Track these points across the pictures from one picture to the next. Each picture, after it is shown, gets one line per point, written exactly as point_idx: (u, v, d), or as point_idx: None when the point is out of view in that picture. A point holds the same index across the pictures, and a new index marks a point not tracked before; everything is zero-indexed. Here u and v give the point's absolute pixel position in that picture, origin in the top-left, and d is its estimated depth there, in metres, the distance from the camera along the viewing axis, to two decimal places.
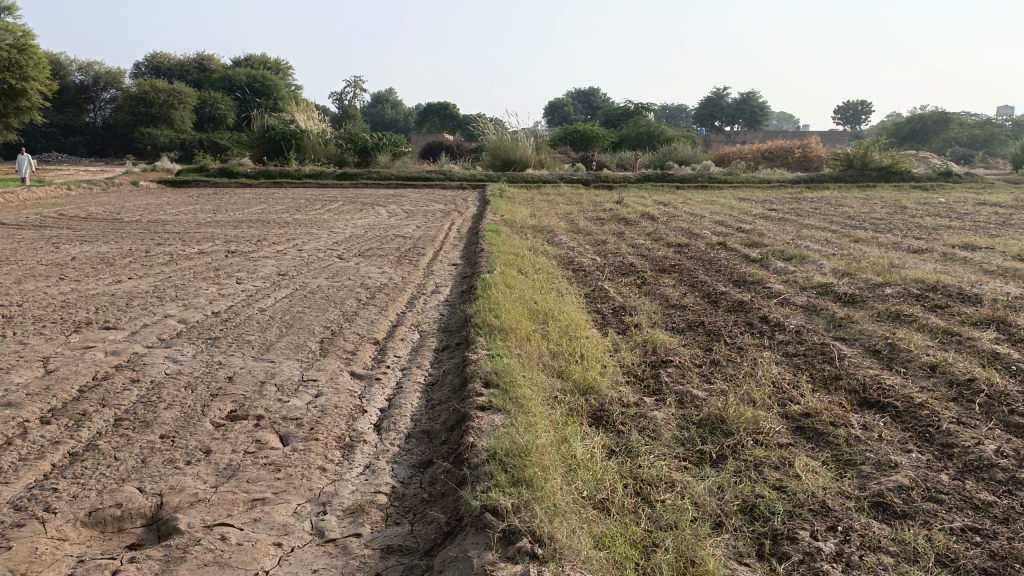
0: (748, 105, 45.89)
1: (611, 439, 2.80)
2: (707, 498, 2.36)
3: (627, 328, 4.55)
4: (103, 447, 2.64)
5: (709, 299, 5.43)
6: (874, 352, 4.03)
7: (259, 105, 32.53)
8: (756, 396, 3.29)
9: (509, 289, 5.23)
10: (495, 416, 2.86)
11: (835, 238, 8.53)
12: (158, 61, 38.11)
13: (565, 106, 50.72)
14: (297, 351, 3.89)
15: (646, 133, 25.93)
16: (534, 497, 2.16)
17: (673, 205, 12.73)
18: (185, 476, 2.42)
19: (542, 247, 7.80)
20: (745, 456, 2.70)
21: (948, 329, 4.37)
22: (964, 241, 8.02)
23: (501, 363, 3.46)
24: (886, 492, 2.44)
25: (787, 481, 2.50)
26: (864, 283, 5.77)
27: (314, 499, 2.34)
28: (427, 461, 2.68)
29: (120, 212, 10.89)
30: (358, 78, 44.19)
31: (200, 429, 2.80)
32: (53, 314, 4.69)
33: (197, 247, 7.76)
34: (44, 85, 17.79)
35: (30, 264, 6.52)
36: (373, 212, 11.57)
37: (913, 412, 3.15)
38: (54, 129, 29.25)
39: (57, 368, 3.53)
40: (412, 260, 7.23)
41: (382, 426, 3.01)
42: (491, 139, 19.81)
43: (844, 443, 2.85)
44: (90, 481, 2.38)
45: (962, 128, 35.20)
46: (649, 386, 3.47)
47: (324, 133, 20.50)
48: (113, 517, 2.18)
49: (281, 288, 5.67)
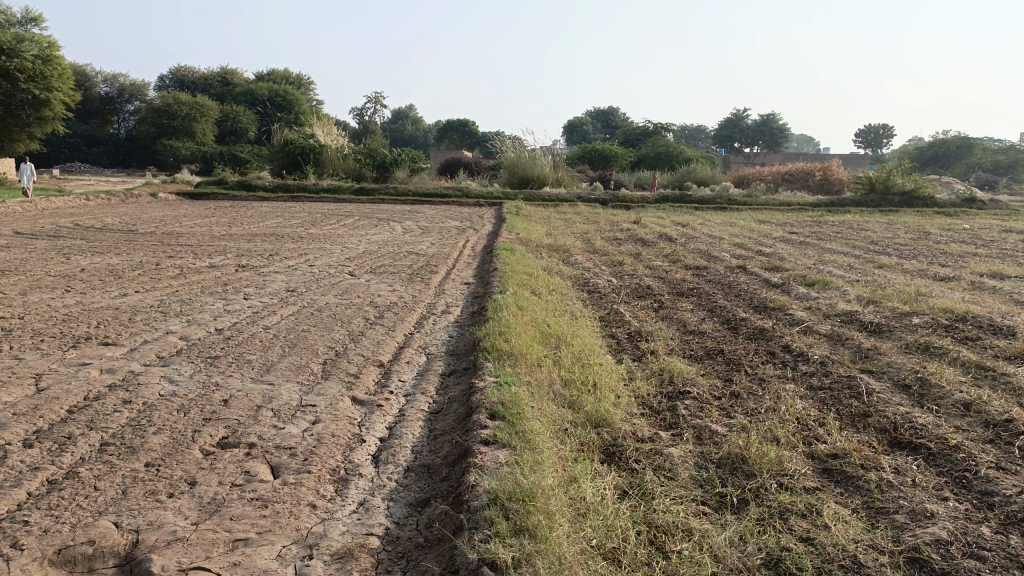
0: (768, 127, 45.73)
1: (624, 479, 2.62)
2: (728, 549, 2.17)
3: (642, 355, 4.36)
4: (83, 475, 2.49)
5: (728, 325, 5.23)
6: (903, 387, 3.81)
7: (280, 119, 32.81)
8: (779, 433, 3.09)
9: (521, 311, 5.06)
10: (500, 452, 2.68)
11: (859, 263, 8.30)
12: (182, 74, 38.51)
13: (584, 124, 50.75)
14: (298, 373, 3.73)
15: (665, 153, 25.74)
16: (537, 550, 1.98)
17: (692, 226, 12.57)
18: (165, 510, 2.26)
19: (557, 267, 7.63)
20: (769, 502, 2.49)
21: (981, 363, 4.15)
22: (992, 269, 7.77)
23: (509, 392, 3.28)
24: (923, 546, 2.23)
25: (815, 533, 2.29)
26: (891, 311, 5.56)
27: (300, 541, 2.17)
28: (425, 500, 2.51)
29: (135, 223, 10.85)
30: (378, 94, 44.31)
31: (187, 457, 2.65)
32: (53, 328, 4.56)
33: (208, 261, 7.66)
34: (68, 96, 17.85)
35: (39, 274, 6.46)
36: (388, 228, 11.45)
37: (948, 455, 2.94)
38: (78, 139, 29.74)
39: (48, 386, 3.39)
40: (423, 278, 7.08)
41: (380, 458, 2.84)
42: (509, 157, 19.70)
43: (875, 488, 2.65)
44: (65, 513, 2.22)
45: (986, 154, 34.77)
46: (664, 420, 3.28)
47: (343, 148, 20.51)
48: (84, 555, 2.02)
49: (288, 305, 5.53)
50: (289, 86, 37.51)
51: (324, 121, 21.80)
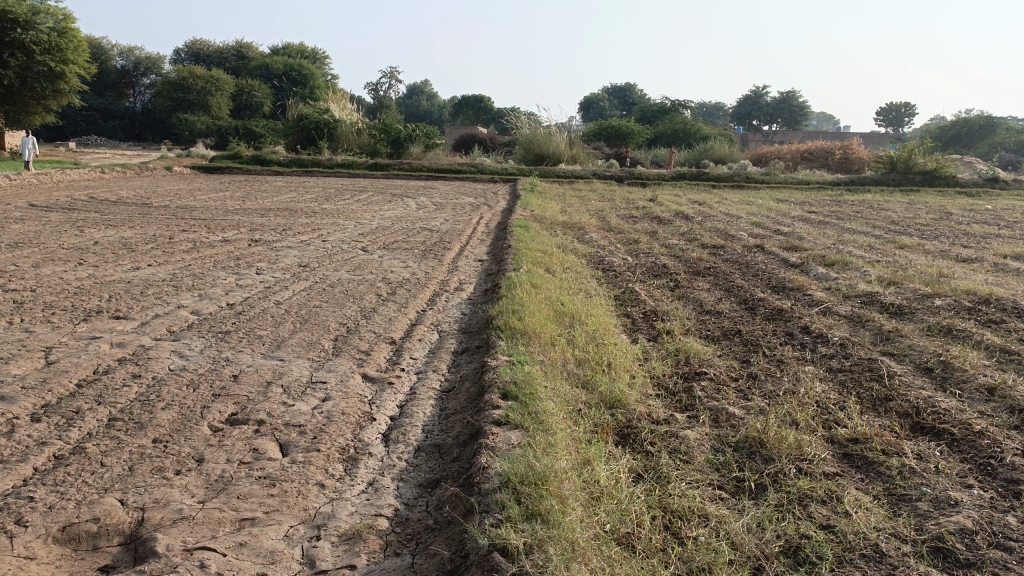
0: (787, 104, 45.15)
1: (638, 462, 2.56)
2: (745, 536, 2.11)
3: (658, 335, 4.29)
4: (90, 451, 2.46)
5: (746, 306, 5.13)
6: (925, 370, 3.72)
7: (295, 93, 32.71)
8: (798, 417, 3.02)
9: (536, 289, 4.99)
10: (512, 433, 2.63)
11: (879, 243, 8.16)
12: (198, 47, 38.45)
13: (600, 101, 50.36)
14: (309, 349, 3.69)
15: (682, 131, 25.46)
16: (549, 536, 1.93)
17: (709, 205, 12.42)
18: (172, 488, 2.23)
19: (571, 245, 7.54)
20: (788, 488, 2.43)
21: (1006, 347, 4.05)
22: (1015, 251, 7.61)
23: (522, 372, 3.22)
24: (947, 536, 2.16)
25: (836, 520, 2.23)
26: (912, 293, 5.45)
27: (308, 521, 2.13)
28: (435, 481, 2.47)
29: (150, 197, 10.84)
30: (393, 69, 43.92)
31: (196, 434, 2.61)
32: (65, 301, 4.54)
33: (221, 235, 7.63)
34: (84, 68, 17.78)
35: (52, 247, 6.46)
36: (402, 204, 11.36)
37: (972, 441, 2.86)
38: (94, 112, 29.81)
39: (58, 360, 3.37)
40: (437, 254, 7.02)
41: (390, 437, 2.79)
42: (524, 133, 19.56)
43: (897, 475, 2.58)
44: (70, 490, 2.20)
45: (1010, 133, 34.12)
46: (680, 401, 3.21)
47: (357, 123, 20.40)
48: (88, 533, 1.99)
49: (300, 280, 5.49)
50: (306, 60, 37.40)
51: (338, 95, 21.64)
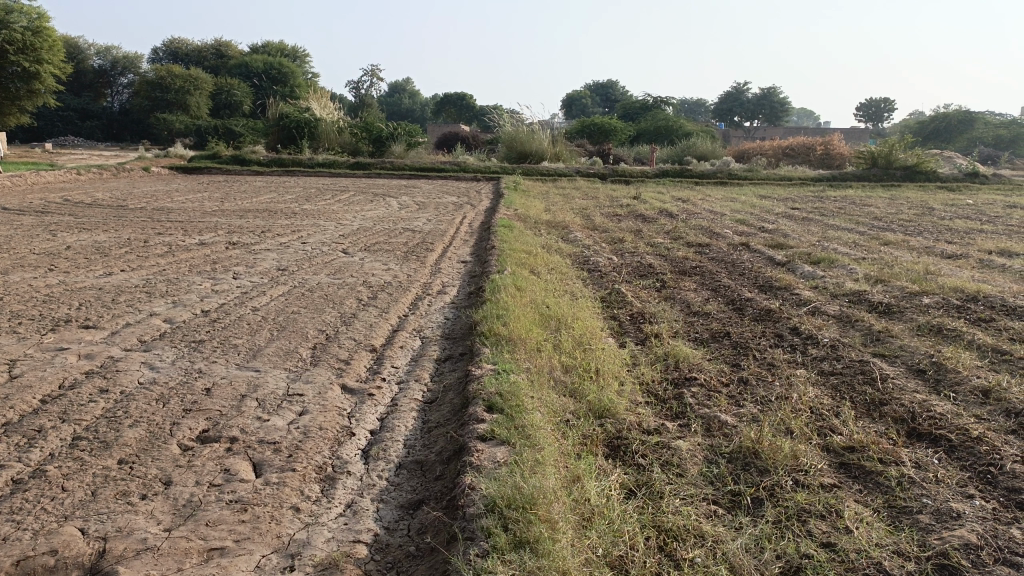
0: (769, 100, 45.32)
1: (631, 477, 2.45)
2: (743, 556, 2.01)
3: (646, 338, 4.19)
4: (51, 474, 2.31)
5: (733, 306, 5.04)
6: (918, 372, 3.64)
7: (275, 92, 32.39)
8: (793, 424, 2.92)
9: (520, 292, 4.88)
10: (498, 450, 2.51)
11: (863, 240, 8.12)
12: (176, 46, 38.02)
13: (582, 98, 50.32)
14: (285, 359, 3.55)
15: (665, 127, 25.37)
16: (538, 566, 1.82)
17: (692, 202, 12.35)
18: (136, 515, 2.10)
19: (555, 245, 7.43)
20: (786, 503, 2.33)
21: (998, 347, 3.98)
22: (999, 246, 7.58)
23: (506, 381, 3.10)
24: (953, 552, 2.07)
25: (836, 538, 2.13)
26: (899, 291, 5.38)
27: (282, 550, 2.01)
28: (417, 502, 2.35)
29: (126, 199, 10.61)
30: (374, 67, 43.62)
31: (164, 454, 2.48)
32: (32, 309, 4.37)
33: (198, 238, 7.45)
34: (59, 68, 17.43)
35: (22, 253, 6.27)
36: (384, 204, 11.21)
37: (970, 447, 2.78)
38: (70, 112, 29.36)
39: (21, 374, 3.21)
40: (419, 256, 6.89)
41: (370, 454, 2.67)
42: (506, 130, 19.38)
43: (896, 486, 2.49)
44: (27, 519, 2.06)
45: (987, 128, 34.38)
46: (671, 409, 3.12)
47: (339, 121, 20.16)
48: (44, 567, 1.86)
49: (278, 285, 5.34)
50: (287, 59, 37.04)
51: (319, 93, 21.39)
